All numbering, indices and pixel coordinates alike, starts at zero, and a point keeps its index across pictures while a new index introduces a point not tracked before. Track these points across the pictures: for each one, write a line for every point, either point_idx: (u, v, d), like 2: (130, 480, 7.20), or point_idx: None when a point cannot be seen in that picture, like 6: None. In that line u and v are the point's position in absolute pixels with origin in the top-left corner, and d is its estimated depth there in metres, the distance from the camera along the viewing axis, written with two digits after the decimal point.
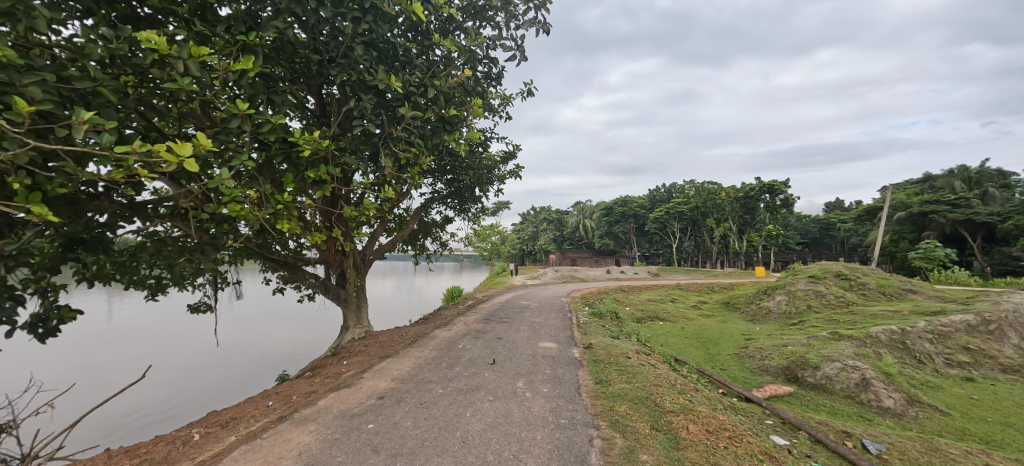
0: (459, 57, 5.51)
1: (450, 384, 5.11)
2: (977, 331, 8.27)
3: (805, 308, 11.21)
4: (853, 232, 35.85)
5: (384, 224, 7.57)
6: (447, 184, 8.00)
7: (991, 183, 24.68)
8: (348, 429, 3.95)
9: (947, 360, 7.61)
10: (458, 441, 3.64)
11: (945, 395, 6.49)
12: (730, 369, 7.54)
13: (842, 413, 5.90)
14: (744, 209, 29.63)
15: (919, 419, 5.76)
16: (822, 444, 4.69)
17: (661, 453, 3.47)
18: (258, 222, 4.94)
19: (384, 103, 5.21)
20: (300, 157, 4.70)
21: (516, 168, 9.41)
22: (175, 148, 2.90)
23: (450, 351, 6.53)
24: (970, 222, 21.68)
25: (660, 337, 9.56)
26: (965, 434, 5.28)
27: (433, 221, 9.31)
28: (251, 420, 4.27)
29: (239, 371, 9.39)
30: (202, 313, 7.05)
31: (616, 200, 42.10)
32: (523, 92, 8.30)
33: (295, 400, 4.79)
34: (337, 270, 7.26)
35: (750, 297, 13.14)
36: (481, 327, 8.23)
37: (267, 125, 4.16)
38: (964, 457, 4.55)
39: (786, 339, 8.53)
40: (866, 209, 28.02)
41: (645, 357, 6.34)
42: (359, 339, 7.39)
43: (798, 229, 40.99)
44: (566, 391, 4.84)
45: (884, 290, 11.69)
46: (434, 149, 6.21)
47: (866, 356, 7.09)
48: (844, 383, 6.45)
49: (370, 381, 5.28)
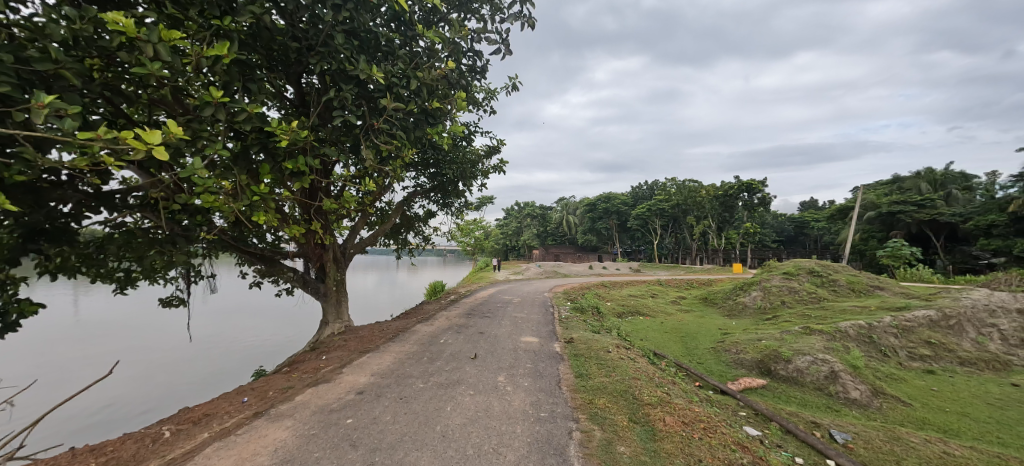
0: (443, 49, 5.38)
1: (431, 378, 5.09)
2: (938, 326, 8.68)
3: (779, 303, 11.58)
4: (825, 231, 37.10)
5: (366, 218, 7.43)
6: (430, 177, 7.89)
7: (956, 185, 25.85)
8: (326, 424, 3.89)
9: (910, 353, 7.96)
10: (438, 435, 3.64)
11: (907, 387, 6.80)
12: (707, 363, 7.72)
13: (812, 404, 6.13)
14: (724, 207, 30.94)
15: (883, 410, 6.02)
16: (792, 434, 4.88)
17: (638, 444, 3.55)
18: (233, 214, 4.80)
19: (366, 93, 5.13)
20: (277, 147, 4.63)
21: (500, 162, 9.28)
22: (143, 136, 2.85)
23: (432, 346, 6.50)
24: (934, 223, 22.89)
25: (641, 331, 9.70)
26: (924, 423, 5.56)
27: (416, 216, 9.16)
28: (225, 417, 4.16)
29: (214, 366, 9.23)
30: (175, 307, 6.80)
31: (600, 197, 42.60)
32: (508, 86, 8.04)
33: (272, 396, 4.68)
34: (316, 264, 7.13)
35: (727, 292, 13.47)
36: (463, 321, 8.23)
37: (243, 115, 4.06)
38: (923, 445, 4.80)
39: (761, 334, 8.78)
40: (839, 209, 29.05)
41: (625, 351, 6.45)
42: (339, 334, 7.24)
43: (774, 227, 42.24)
44: (546, 385, 4.88)
45: (853, 286, 12.14)
46: (417, 144, 6.16)
47: (835, 350, 7.40)
48: (814, 376, 6.68)
49: (350, 376, 5.21)
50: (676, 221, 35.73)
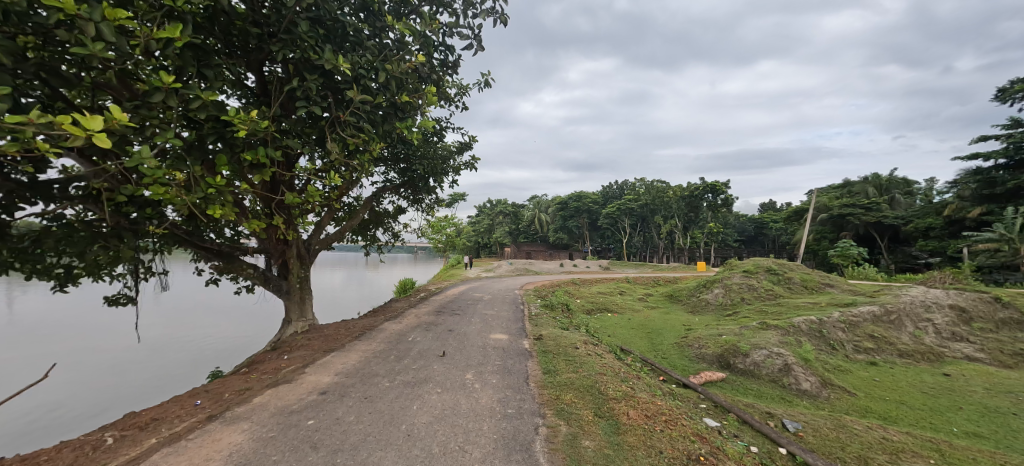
0: (413, 41, 5.25)
1: (398, 377, 5.00)
2: (881, 320, 9.31)
3: (738, 300, 12.10)
4: (783, 231, 39.12)
5: (332, 213, 7.20)
6: (399, 173, 7.72)
7: (899, 190, 27.83)
8: (286, 426, 3.74)
9: (856, 346, 8.50)
10: (403, 435, 3.58)
11: (853, 378, 7.26)
12: (671, 358, 7.98)
13: (767, 395, 6.44)
14: (690, 208, 32.11)
15: (830, 400, 6.41)
16: (748, 424, 5.13)
17: (602, 438, 3.62)
18: (186, 207, 4.53)
19: (332, 84, 4.96)
20: (235, 138, 4.40)
21: (472, 159, 9.21)
22: (83, 121, 2.65)
23: (399, 344, 6.38)
24: (879, 225, 24.69)
25: (608, 328, 9.92)
26: (867, 411, 5.96)
27: (385, 211, 8.94)
28: (175, 421, 3.94)
29: (166, 367, 8.76)
30: (122, 306, 6.38)
31: (571, 196, 43.21)
32: (480, 82, 7.97)
33: (227, 398, 4.47)
34: (278, 261, 6.85)
35: (691, 290, 13.97)
36: (432, 319, 8.14)
37: (197, 102, 3.84)
38: (865, 431, 5.14)
39: (721, 329, 9.16)
40: (795, 211, 30.69)
41: (592, 347, 6.56)
42: (302, 333, 7.00)
43: (736, 227, 44.20)
44: (514, 382, 4.89)
45: (806, 284, 12.84)
46: (386, 138, 6.02)
47: (789, 344, 7.82)
48: (769, 369, 7.02)
49: (312, 376, 5.04)
50: (644, 220, 36.69)
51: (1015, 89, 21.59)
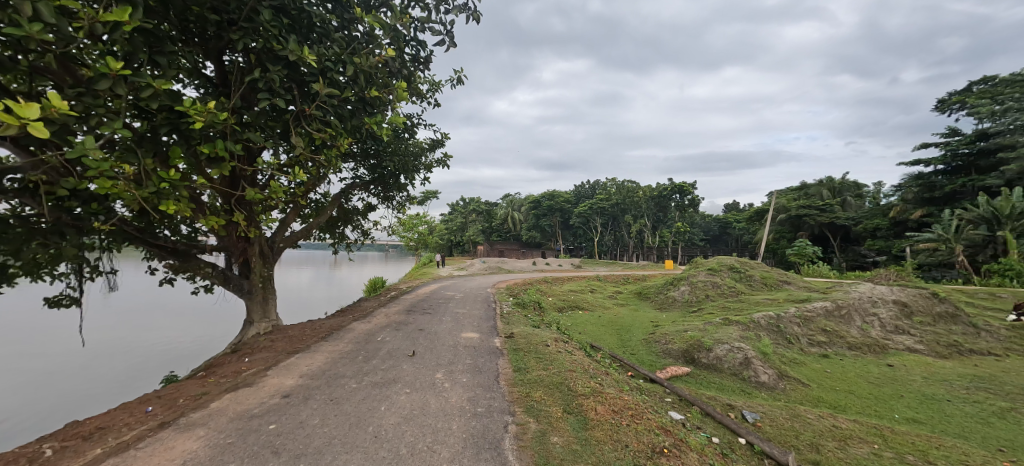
0: (383, 35, 5.13)
1: (365, 378, 4.89)
2: (832, 315, 9.89)
3: (703, 297, 12.56)
4: (745, 231, 40.89)
5: (298, 210, 6.96)
6: (369, 169, 7.56)
7: (850, 193, 29.65)
8: (245, 431, 3.60)
9: (810, 340, 8.99)
10: (370, 437, 3.51)
11: (807, 370, 7.68)
12: (639, 354, 8.20)
13: (728, 388, 6.72)
14: (658, 208, 34.31)
15: (786, 391, 6.76)
16: (710, 416, 5.34)
17: (570, 434, 3.67)
18: (137, 203, 4.25)
19: (297, 76, 4.78)
20: (192, 130, 4.17)
21: (444, 156, 9.12)
22: (16, 109, 2.45)
23: (368, 344, 6.25)
24: (832, 225, 26.27)
25: (579, 325, 10.07)
26: (819, 401, 6.34)
27: (354, 209, 8.72)
28: (124, 429, 3.71)
29: (114, 373, 8.22)
30: (65, 308, 5.93)
31: (544, 194, 43.51)
32: (453, 78, 7.91)
33: (182, 404, 4.25)
34: (239, 259, 6.56)
35: (659, 287, 14.40)
36: (402, 318, 8.01)
37: (148, 91, 3.61)
38: (816, 420, 5.46)
39: (687, 325, 9.47)
40: (757, 211, 32.14)
41: (563, 344, 6.65)
42: (265, 334, 6.73)
43: (702, 227, 45.90)
44: (484, 380, 4.89)
45: (766, 281, 13.48)
46: (355, 133, 5.86)
47: (749, 338, 8.19)
48: (731, 363, 7.32)
49: (275, 378, 4.86)
50: (615, 219, 37.44)
51: (952, 100, 23.44)
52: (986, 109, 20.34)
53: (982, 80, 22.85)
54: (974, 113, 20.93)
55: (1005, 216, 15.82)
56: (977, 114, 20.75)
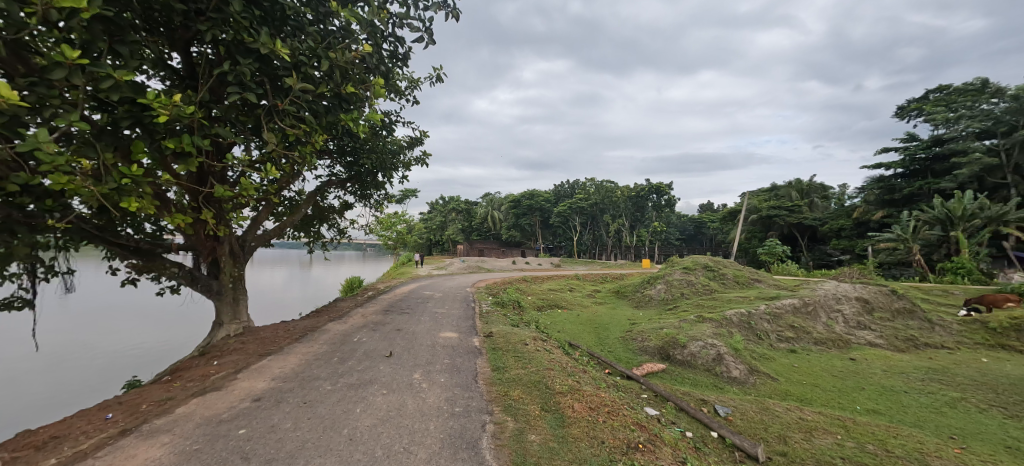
0: (360, 30, 5.03)
1: (340, 380, 4.80)
2: (800, 311, 10.31)
3: (678, 295, 12.87)
4: (719, 231, 42.07)
5: (271, 208, 6.75)
6: (346, 167, 7.42)
7: (817, 194, 30.95)
8: (213, 437, 3.48)
9: (779, 336, 9.34)
10: (345, 439, 3.45)
11: (776, 365, 7.98)
12: (616, 351, 8.34)
13: (702, 384, 6.91)
14: (636, 208, 35.24)
15: (756, 385, 7.00)
16: (684, 411, 5.47)
17: (548, 431, 3.71)
18: (96, 200, 4.03)
19: (269, 70, 4.63)
20: (156, 123, 3.98)
21: (423, 154, 9.03)
22: None
23: (343, 345, 6.13)
24: (801, 225, 27.38)
25: (558, 324, 10.15)
26: (786, 395, 6.60)
27: (330, 207, 8.54)
28: (82, 437, 3.53)
29: (70, 378, 7.78)
30: (16, 310, 5.58)
31: (524, 194, 43.57)
32: (432, 76, 7.84)
33: (145, 410, 4.06)
34: (207, 259, 6.32)
35: (637, 286, 14.68)
36: (380, 318, 7.89)
37: (108, 82, 3.43)
38: (785, 413, 5.67)
39: (663, 323, 9.68)
40: (730, 212, 33.11)
41: (541, 343, 6.69)
42: (235, 335, 6.52)
43: (678, 227, 47.02)
44: (463, 380, 4.88)
45: (738, 279, 13.93)
46: (330, 130, 5.73)
47: (721, 335, 8.44)
48: (704, 359, 7.52)
49: (246, 381, 4.72)
50: (594, 219, 37.84)
51: (910, 107, 24.72)
52: (941, 116, 21.53)
53: (938, 89, 24.22)
54: (930, 120, 22.15)
55: (958, 217, 16.83)
56: (933, 120, 21.94)
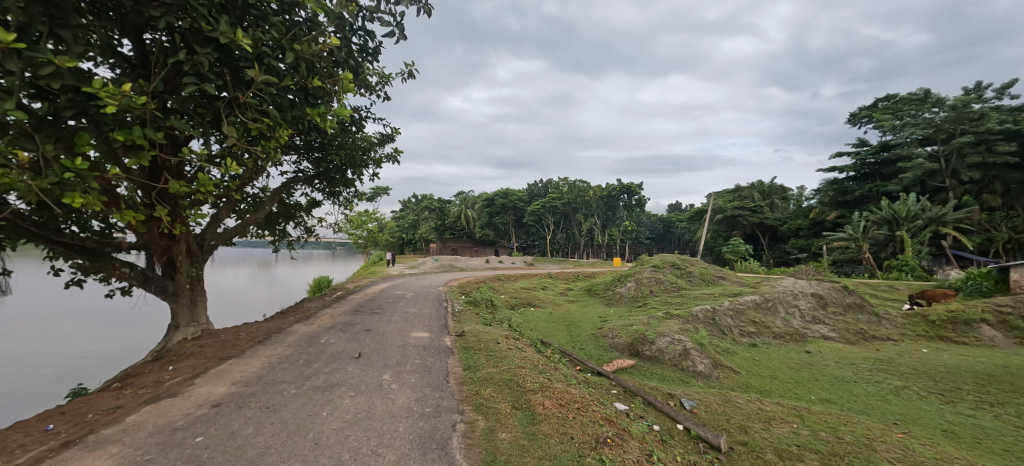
0: (327, 22, 4.88)
1: (306, 382, 4.66)
2: (761, 307, 10.81)
3: (648, 292, 13.21)
4: (687, 230, 43.50)
5: (232, 205, 6.46)
6: (313, 163, 7.20)
7: (778, 195, 32.51)
8: (166, 446, 3.30)
9: (742, 331, 9.77)
10: (310, 444, 3.35)
11: (739, 358, 8.35)
12: (588, 348, 8.49)
13: (669, 378, 7.14)
14: (608, 207, 35.98)
15: (720, 378, 7.30)
16: (652, 405, 5.64)
17: (518, 429, 3.73)
18: (34, 195, 3.73)
19: (229, 61, 4.43)
20: (104, 114, 3.73)
21: (395, 151, 8.86)
22: None
23: (310, 347, 5.95)
24: (762, 225, 28.81)
25: (531, 322, 10.22)
26: (747, 387, 6.92)
27: (296, 204, 8.26)
28: (17, 451, 3.27)
29: (6, 387, 7.20)
30: None
31: (498, 193, 43.52)
32: (403, 72, 7.71)
33: (91, 420, 3.81)
34: (162, 258, 5.99)
35: (608, 283, 14.99)
36: (349, 319, 7.70)
37: (48, 68, 3.19)
38: (746, 405, 5.94)
39: (632, 320, 9.93)
40: (698, 211, 34.30)
41: (513, 341, 6.72)
42: (193, 339, 6.20)
43: (648, 226, 48.27)
44: (433, 380, 4.84)
45: (703, 276, 14.47)
46: (295, 124, 5.53)
47: (688, 331, 8.74)
48: (671, 354, 7.77)
49: (204, 387, 4.50)
50: (567, 218, 38.31)
51: (861, 115, 26.38)
52: (889, 123, 23.06)
53: (886, 98, 25.92)
54: (879, 127, 23.70)
55: (903, 218, 18.08)
56: (882, 127, 23.49)
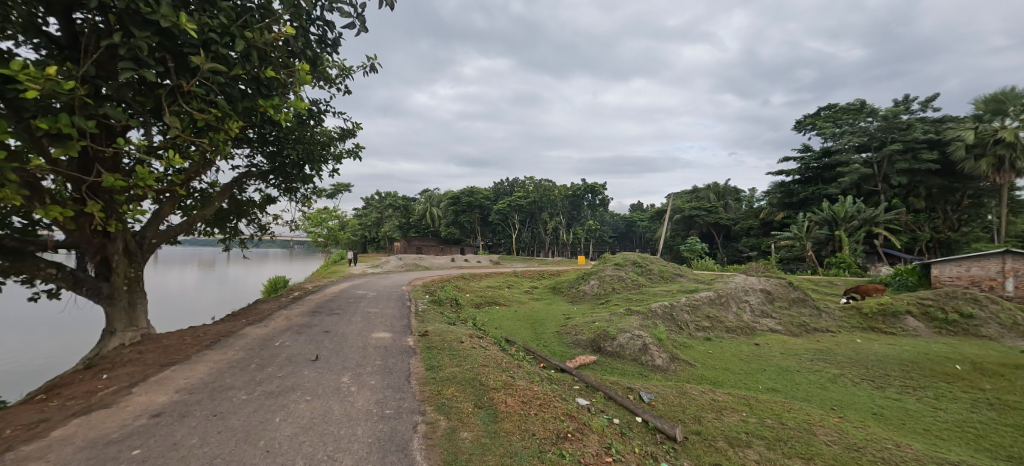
0: (282, 10, 4.66)
1: (258, 388, 4.45)
2: (715, 302, 11.37)
3: (610, 290, 13.57)
4: (648, 229, 45.01)
5: (177, 200, 6.04)
6: (268, 157, 6.88)
7: (732, 197, 34.33)
8: (98, 461, 3.05)
9: (697, 326, 10.25)
10: (260, 452, 3.21)
11: (694, 352, 8.76)
12: (551, 345, 8.61)
13: (629, 373, 7.38)
14: (573, 206, 36.58)
15: (676, 371, 7.61)
16: (612, 400, 5.82)
17: (479, 428, 3.74)
18: None
19: (172, 46, 4.13)
20: (23, 99, 3.38)
21: (356, 147, 8.60)
22: None
23: (263, 351, 5.68)
24: (716, 225, 30.44)
25: (496, 321, 10.24)
26: (701, 379, 7.26)
27: (249, 201, 7.85)
28: None
29: None
30: None
31: (464, 191, 43.18)
32: (365, 65, 7.50)
33: (8, 436, 3.45)
34: (95, 258, 5.52)
35: (571, 282, 15.26)
36: (307, 321, 7.41)
37: None
38: (699, 396, 6.24)
39: (595, 316, 10.16)
40: (659, 211, 35.55)
41: (477, 340, 6.70)
42: (131, 344, 5.76)
43: (612, 225, 49.53)
44: (394, 381, 4.76)
45: (662, 274, 15.04)
46: (247, 116, 5.25)
47: (647, 327, 9.06)
48: (631, 349, 8.03)
49: (142, 396, 4.20)
50: (533, 217, 38.63)
51: (806, 122, 28.29)
52: (830, 130, 24.91)
53: (828, 107, 27.96)
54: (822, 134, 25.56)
55: (841, 218, 19.57)
56: (824, 134, 25.30)
